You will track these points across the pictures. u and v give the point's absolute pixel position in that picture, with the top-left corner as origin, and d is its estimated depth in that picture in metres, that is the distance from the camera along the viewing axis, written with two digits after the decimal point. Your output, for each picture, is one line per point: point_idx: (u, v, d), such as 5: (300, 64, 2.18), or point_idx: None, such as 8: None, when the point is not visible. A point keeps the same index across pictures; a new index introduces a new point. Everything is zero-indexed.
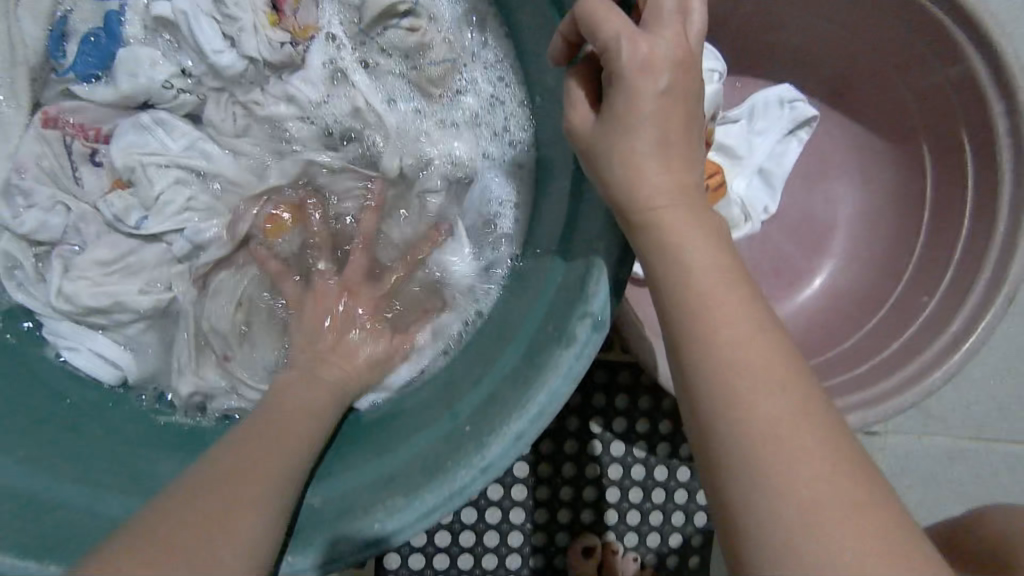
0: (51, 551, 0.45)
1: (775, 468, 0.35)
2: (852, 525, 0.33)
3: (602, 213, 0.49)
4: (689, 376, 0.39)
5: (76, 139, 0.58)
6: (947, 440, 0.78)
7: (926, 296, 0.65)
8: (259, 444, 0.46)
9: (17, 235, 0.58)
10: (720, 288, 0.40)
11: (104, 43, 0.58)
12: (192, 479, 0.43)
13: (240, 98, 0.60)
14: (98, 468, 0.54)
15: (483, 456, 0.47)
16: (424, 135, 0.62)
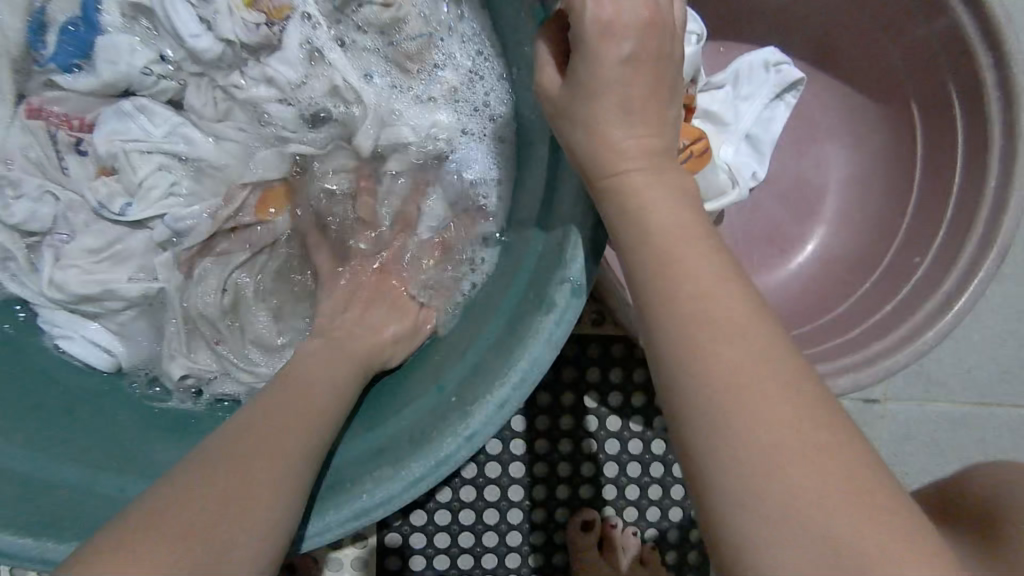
0: (49, 527, 0.46)
1: (743, 420, 0.34)
2: (814, 484, 0.33)
3: (577, 179, 0.49)
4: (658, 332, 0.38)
5: (60, 130, 0.59)
6: (947, 404, 0.77)
7: (919, 256, 0.64)
8: (278, 421, 0.45)
9: (8, 226, 0.59)
10: (688, 245, 0.40)
11: (83, 32, 0.58)
12: (220, 451, 0.42)
13: (220, 82, 0.61)
14: (96, 449, 0.55)
15: (467, 425, 0.47)
16: (403, 111, 0.62)
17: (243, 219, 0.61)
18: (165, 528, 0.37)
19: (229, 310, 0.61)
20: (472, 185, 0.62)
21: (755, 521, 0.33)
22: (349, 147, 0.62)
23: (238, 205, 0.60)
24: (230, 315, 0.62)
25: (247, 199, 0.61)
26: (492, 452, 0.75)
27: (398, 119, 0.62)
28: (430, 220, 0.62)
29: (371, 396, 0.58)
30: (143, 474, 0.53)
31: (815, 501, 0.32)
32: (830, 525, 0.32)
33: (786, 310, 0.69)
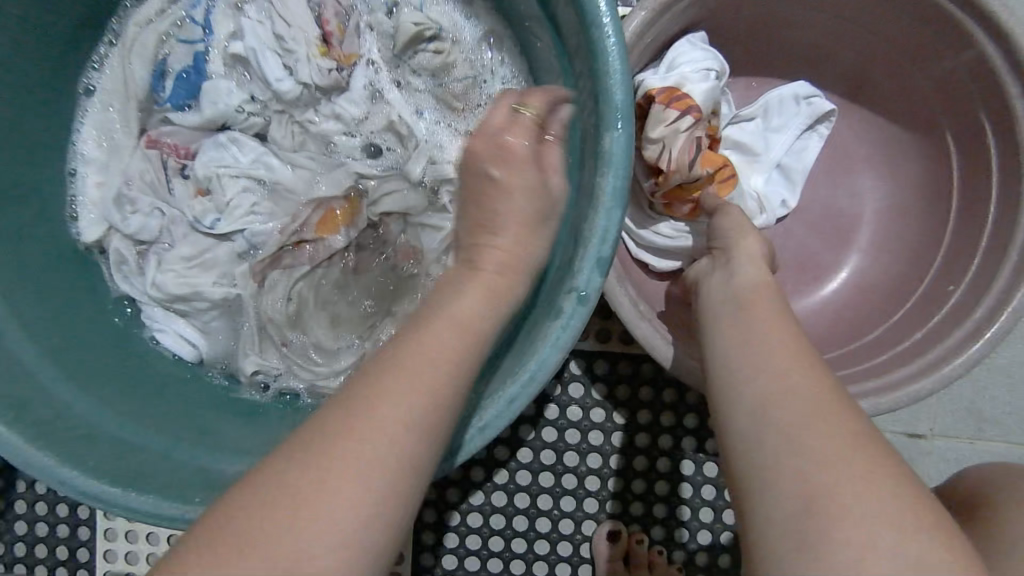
0: (135, 482, 0.55)
1: (790, 416, 0.41)
2: (839, 463, 0.38)
3: (587, 201, 0.53)
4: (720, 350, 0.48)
5: (170, 157, 0.71)
6: (1000, 441, 0.73)
7: (953, 285, 0.63)
8: (383, 408, 0.41)
9: (124, 235, 0.71)
10: (754, 291, 0.51)
11: (193, 77, 0.71)
12: (320, 448, 0.40)
13: (298, 117, 0.71)
14: (176, 424, 0.65)
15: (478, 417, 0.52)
16: (449, 144, 0.70)
17: (304, 234, 0.69)
18: (274, 542, 0.37)
19: (293, 314, 0.69)
20: None
21: (792, 500, 0.38)
22: (403, 171, 0.70)
23: (304, 222, 0.69)
24: (293, 318, 0.70)
25: (311, 216, 0.69)
26: (523, 461, 0.78)
27: (444, 152, 0.70)
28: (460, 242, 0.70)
29: None
30: (211, 449, 0.62)
31: (838, 476, 0.38)
32: (846, 498, 0.37)
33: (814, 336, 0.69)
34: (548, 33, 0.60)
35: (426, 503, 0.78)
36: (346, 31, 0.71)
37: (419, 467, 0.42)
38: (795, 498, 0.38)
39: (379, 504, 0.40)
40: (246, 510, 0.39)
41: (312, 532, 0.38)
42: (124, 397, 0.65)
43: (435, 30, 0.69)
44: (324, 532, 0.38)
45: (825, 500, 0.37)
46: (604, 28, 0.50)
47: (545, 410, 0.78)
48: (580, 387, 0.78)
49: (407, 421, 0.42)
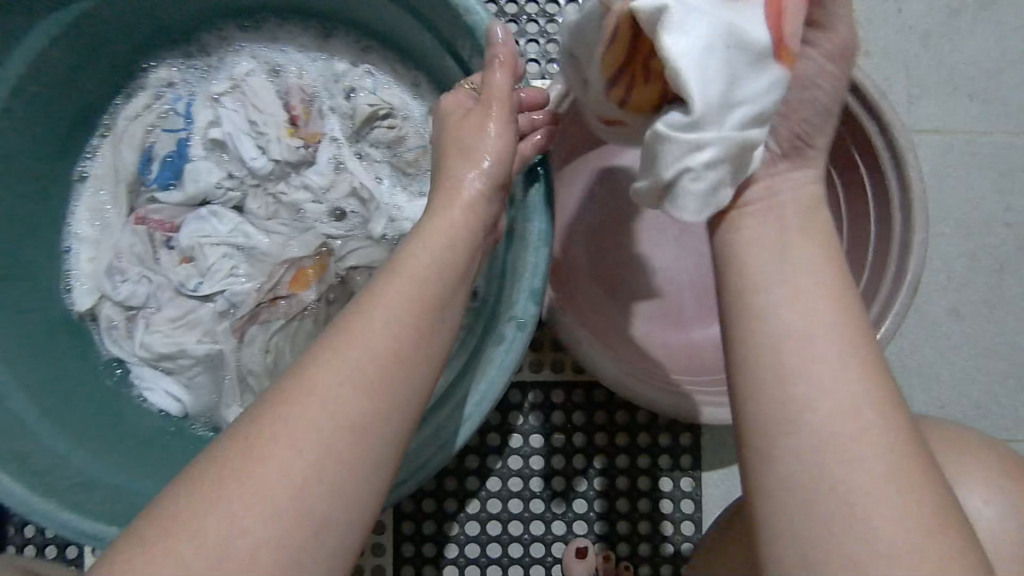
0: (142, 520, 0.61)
1: (824, 463, 0.43)
2: (869, 511, 0.42)
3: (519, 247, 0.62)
4: (762, 345, 0.47)
5: (157, 231, 0.80)
6: None
7: (850, 294, 0.74)
8: (329, 411, 0.43)
9: (117, 302, 0.79)
10: (795, 299, 0.48)
11: (177, 160, 0.81)
12: (263, 450, 0.42)
13: (271, 190, 0.81)
14: (162, 467, 0.70)
15: (439, 436, 0.60)
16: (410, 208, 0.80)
17: (279, 291, 0.77)
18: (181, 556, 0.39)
19: (271, 365, 0.76)
20: None
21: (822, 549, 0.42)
22: (366, 231, 0.79)
23: (280, 280, 0.77)
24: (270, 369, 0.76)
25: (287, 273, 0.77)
26: (493, 489, 0.84)
27: (401, 213, 0.80)
28: None
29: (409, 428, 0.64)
30: None
31: (868, 523, 0.41)
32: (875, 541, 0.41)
33: None
34: None
35: (403, 538, 0.83)
36: (311, 114, 0.81)
37: (331, 498, 0.42)
38: (832, 543, 0.42)
39: (334, 503, 0.42)
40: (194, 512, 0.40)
41: (262, 529, 0.40)
42: (122, 450, 0.70)
43: (388, 109, 0.80)
44: (273, 528, 0.40)
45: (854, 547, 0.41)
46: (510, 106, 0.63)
47: (509, 439, 0.84)
48: (539, 415, 0.85)
49: (337, 430, 0.43)
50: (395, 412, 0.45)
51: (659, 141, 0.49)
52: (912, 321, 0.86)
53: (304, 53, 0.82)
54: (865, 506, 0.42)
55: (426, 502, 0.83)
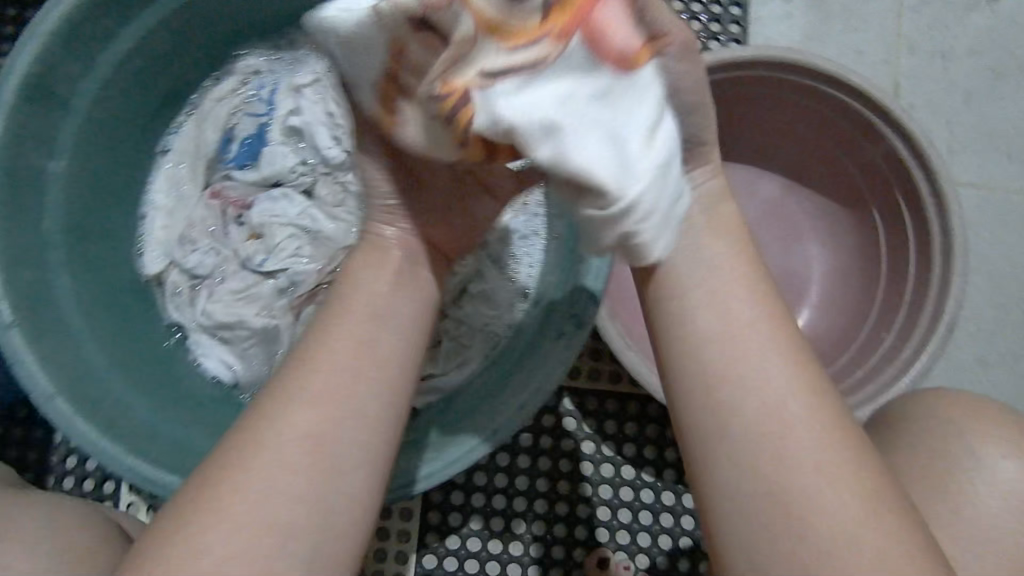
0: None
1: (762, 471, 0.48)
2: (803, 512, 0.46)
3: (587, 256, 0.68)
4: (722, 368, 0.51)
5: (229, 207, 0.84)
6: None
7: (885, 331, 0.77)
8: (281, 436, 0.47)
9: (185, 271, 0.83)
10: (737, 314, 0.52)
11: (256, 144, 0.85)
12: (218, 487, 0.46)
13: (341, 178, 0.84)
14: (215, 428, 0.74)
15: (497, 421, 0.64)
16: None
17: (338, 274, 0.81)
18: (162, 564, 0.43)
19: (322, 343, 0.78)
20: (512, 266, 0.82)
21: (767, 546, 0.47)
22: None
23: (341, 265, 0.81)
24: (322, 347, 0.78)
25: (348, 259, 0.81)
26: (521, 487, 0.87)
27: None
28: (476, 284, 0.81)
29: (443, 425, 0.68)
30: None
31: (803, 524, 0.46)
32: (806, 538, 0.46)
33: None
34: None
35: (429, 528, 0.86)
36: None
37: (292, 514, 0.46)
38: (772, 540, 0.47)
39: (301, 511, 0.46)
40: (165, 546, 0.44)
41: (240, 555, 0.44)
42: (181, 411, 0.74)
43: None
44: (249, 551, 0.44)
45: (789, 542, 0.46)
46: None
47: (542, 441, 0.88)
48: (573, 420, 0.88)
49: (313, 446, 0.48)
50: (350, 409, 0.50)
51: (600, 229, 0.46)
52: (942, 364, 0.89)
53: None
54: (820, 492, 0.47)
55: (455, 494, 0.87)
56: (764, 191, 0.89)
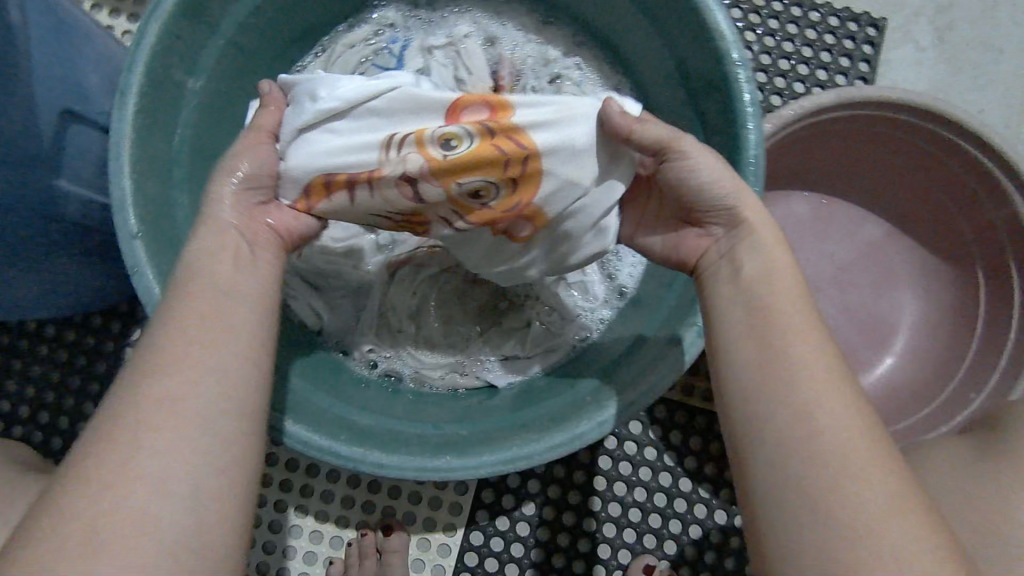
0: (305, 414, 0.64)
1: (796, 466, 0.47)
2: (835, 508, 0.45)
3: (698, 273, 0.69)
4: (774, 364, 0.51)
5: None
6: None
7: (974, 391, 0.77)
8: None
9: None
10: (784, 318, 0.53)
11: None
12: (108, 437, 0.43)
13: None
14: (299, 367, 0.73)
15: (611, 410, 0.63)
16: None
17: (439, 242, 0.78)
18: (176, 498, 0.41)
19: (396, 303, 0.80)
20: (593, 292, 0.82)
21: (804, 545, 0.45)
22: None
23: None
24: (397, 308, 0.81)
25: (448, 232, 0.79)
26: (578, 481, 0.87)
27: None
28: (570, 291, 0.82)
29: (519, 421, 0.67)
30: (352, 405, 0.70)
31: (834, 521, 0.44)
32: (836, 535, 0.44)
33: None
34: (688, 116, 0.74)
35: (481, 505, 0.87)
36: (515, 87, 0.84)
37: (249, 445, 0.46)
38: (806, 536, 0.45)
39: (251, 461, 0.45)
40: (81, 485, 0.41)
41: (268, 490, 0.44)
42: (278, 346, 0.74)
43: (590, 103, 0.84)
44: None
45: (818, 538, 0.44)
46: (749, 129, 0.65)
47: (605, 440, 0.88)
48: (639, 425, 0.89)
49: None
50: None
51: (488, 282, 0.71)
52: None
53: (520, 32, 0.87)
54: (854, 494, 0.45)
55: (513, 477, 0.88)
56: (864, 233, 0.89)
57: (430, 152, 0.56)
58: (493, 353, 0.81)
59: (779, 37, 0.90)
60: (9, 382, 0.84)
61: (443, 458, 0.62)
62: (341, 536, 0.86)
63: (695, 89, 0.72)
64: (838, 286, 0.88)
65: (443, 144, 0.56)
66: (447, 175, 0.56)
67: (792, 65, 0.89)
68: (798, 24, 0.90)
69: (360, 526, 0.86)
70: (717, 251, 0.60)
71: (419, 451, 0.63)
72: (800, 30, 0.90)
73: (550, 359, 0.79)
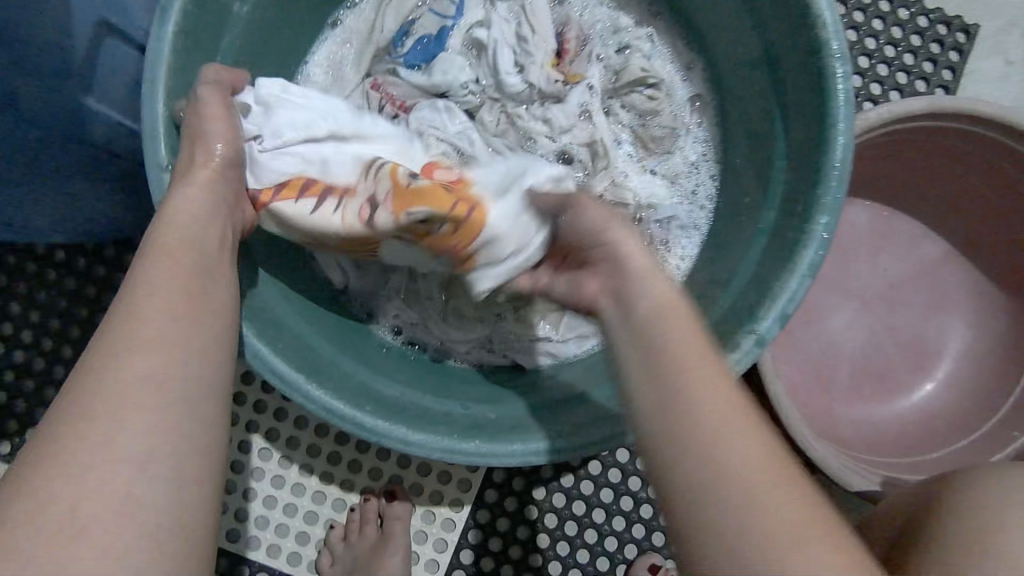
0: (326, 378, 0.60)
1: (726, 514, 0.38)
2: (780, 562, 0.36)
3: (750, 276, 0.66)
4: (678, 400, 0.42)
5: (387, 105, 0.76)
6: None
7: (1018, 431, 0.75)
8: None
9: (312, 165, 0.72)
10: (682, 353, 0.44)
11: (432, 45, 0.77)
12: (95, 401, 0.38)
13: (510, 109, 0.77)
14: (313, 317, 0.69)
15: None
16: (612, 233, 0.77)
17: None
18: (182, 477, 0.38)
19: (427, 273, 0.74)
20: None
21: None
22: None
23: None
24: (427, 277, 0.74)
25: None
26: (592, 471, 0.83)
27: (627, 181, 0.78)
28: None
29: (550, 411, 0.64)
30: (372, 371, 0.66)
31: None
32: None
33: (876, 439, 0.81)
34: (767, 105, 0.69)
35: (489, 483, 0.83)
36: (579, 53, 0.79)
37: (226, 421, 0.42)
38: None
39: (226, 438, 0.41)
40: (69, 452, 0.37)
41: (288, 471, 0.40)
42: (300, 301, 0.69)
43: (657, 79, 0.79)
44: None
45: None
46: (839, 131, 0.60)
47: None
48: None
49: None
50: None
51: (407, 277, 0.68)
52: None
53: None
54: (778, 531, 0.37)
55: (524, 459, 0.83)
56: (922, 251, 0.85)
57: (393, 180, 0.58)
58: (525, 334, 0.75)
59: (863, 32, 0.84)
60: (13, 303, 0.80)
61: (471, 442, 0.59)
62: (345, 499, 0.82)
63: (782, 78, 0.66)
64: (886, 304, 0.84)
65: (405, 177, 0.58)
66: (400, 205, 0.57)
67: (872, 63, 0.84)
68: (886, 19, 0.85)
69: (364, 491, 0.82)
70: (605, 295, 0.51)
71: (445, 432, 0.60)
72: (885, 27, 0.84)
73: (582, 349, 0.76)
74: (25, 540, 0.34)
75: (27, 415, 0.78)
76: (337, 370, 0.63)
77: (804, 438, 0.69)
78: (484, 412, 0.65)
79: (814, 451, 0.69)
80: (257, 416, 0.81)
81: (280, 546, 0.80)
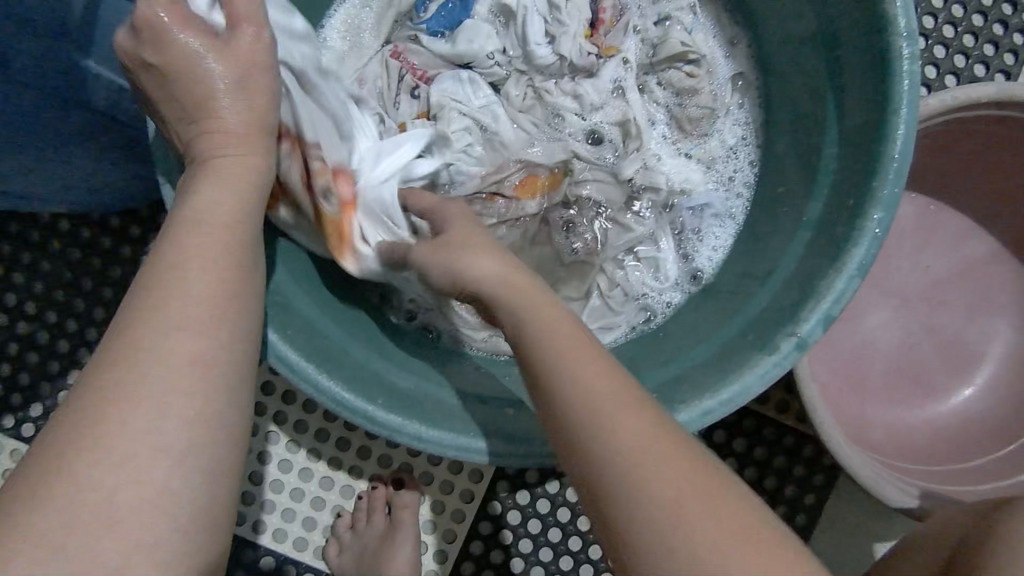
0: (338, 366, 0.57)
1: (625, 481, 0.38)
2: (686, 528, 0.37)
3: (791, 273, 0.61)
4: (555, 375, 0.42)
5: (408, 74, 0.70)
6: None
7: None
8: None
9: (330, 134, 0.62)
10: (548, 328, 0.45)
11: (457, 10, 0.71)
12: (113, 405, 0.36)
13: (537, 84, 0.72)
14: (325, 298, 0.65)
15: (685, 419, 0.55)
16: (641, 221, 0.73)
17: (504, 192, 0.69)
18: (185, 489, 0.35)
19: None
20: (659, 263, 0.73)
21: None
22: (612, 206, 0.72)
23: (512, 175, 0.69)
24: None
25: (519, 174, 0.69)
26: None
27: (659, 165, 0.73)
28: (632, 265, 0.74)
29: None
30: (385, 359, 0.63)
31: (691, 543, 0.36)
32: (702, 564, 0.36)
33: (910, 446, 0.77)
34: (818, 87, 0.64)
35: (501, 474, 0.80)
36: (615, 24, 0.73)
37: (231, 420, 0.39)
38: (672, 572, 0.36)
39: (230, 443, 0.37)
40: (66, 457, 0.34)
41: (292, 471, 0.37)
42: (313, 282, 0.65)
43: (697, 55, 0.73)
44: None
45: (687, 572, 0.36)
46: (902, 118, 0.55)
47: None
48: None
49: None
50: None
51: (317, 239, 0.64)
52: None
53: None
54: (673, 503, 0.37)
55: None
56: (969, 248, 0.80)
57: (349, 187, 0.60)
58: None
59: (922, 10, 0.78)
60: (16, 273, 0.77)
61: (488, 440, 0.55)
62: (353, 486, 0.80)
63: (837, 60, 0.61)
64: (927, 303, 0.80)
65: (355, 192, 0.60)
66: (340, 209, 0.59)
67: (929, 45, 0.78)
68: None
69: (373, 478, 0.80)
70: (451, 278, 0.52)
71: (460, 427, 0.56)
72: (945, 4, 0.78)
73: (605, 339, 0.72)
74: (18, 562, 0.32)
75: (31, 389, 0.75)
76: (349, 358, 0.59)
77: (836, 444, 0.66)
78: (503, 405, 0.61)
79: (845, 457, 0.66)
80: (265, 397, 0.79)
81: (286, 530, 0.79)
